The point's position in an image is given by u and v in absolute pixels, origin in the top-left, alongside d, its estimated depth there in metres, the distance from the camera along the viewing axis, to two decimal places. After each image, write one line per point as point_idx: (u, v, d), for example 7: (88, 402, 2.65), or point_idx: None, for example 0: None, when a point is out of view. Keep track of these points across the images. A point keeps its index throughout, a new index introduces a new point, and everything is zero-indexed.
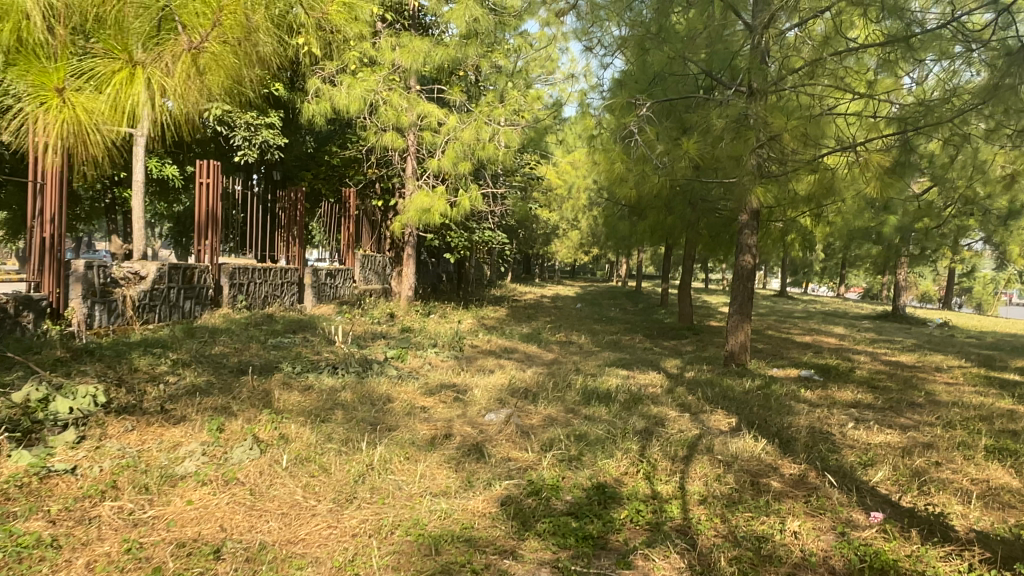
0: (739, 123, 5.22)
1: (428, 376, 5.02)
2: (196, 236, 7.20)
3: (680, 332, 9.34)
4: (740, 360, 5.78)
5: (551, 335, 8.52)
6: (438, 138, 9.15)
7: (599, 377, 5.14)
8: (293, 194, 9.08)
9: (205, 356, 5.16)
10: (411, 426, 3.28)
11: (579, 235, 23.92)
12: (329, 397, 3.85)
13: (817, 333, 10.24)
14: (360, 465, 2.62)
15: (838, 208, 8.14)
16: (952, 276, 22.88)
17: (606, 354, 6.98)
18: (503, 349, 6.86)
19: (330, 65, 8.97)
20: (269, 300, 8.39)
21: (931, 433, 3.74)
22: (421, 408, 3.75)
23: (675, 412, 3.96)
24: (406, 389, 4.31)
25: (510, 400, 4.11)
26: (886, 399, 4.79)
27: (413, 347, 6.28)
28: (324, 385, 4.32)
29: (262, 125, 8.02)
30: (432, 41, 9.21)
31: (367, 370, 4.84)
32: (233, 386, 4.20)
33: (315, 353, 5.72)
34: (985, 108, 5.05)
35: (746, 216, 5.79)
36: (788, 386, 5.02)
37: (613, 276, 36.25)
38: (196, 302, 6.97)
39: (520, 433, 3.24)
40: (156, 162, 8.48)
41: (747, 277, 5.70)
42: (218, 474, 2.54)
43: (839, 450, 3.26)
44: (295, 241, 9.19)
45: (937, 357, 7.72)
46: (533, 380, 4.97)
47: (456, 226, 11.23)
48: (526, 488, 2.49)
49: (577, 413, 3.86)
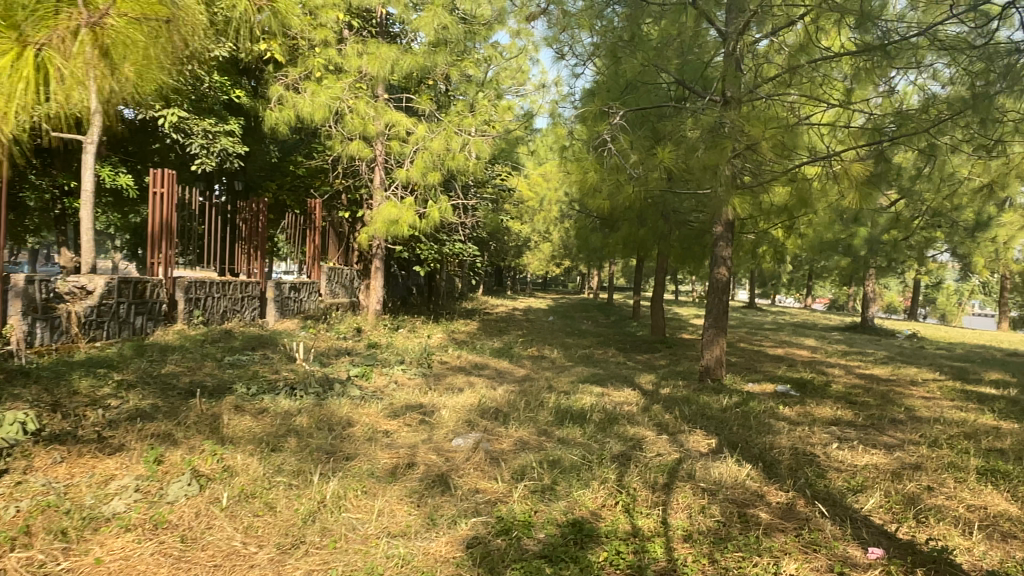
0: (715, 132, 5.09)
1: (393, 396, 4.76)
2: (150, 248, 6.86)
3: (654, 345, 9.20)
4: (716, 376, 5.60)
5: (522, 350, 8.30)
6: (406, 148, 8.93)
7: (573, 395, 4.93)
8: (255, 205, 8.77)
9: (153, 377, 4.84)
10: (370, 454, 3.03)
11: (551, 247, 23.79)
12: (284, 421, 3.57)
13: (789, 345, 10.18)
14: (311, 503, 2.36)
15: (811, 219, 8.08)
16: (916, 288, 23.23)
17: (579, 370, 6.77)
18: (472, 365, 6.61)
19: (294, 72, 8.69)
20: (228, 314, 8.04)
21: (917, 453, 3.60)
22: (383, 432, 3.49)
23: (652, 433, 3.77)
24: (368, 410, 4.04)
25: (478, 422, 3.87)
26: (867, 416, 4.66)
27: (378, 364, 6.01)
28: (280, 408, 4.03)
29: (220, 133, 7.74)
30: (400, 49, 8.99)
31: (328, 390, 4.57)
32: (181, 410, 3.90)
33: (274, 371, 5.42)
34: (961, 118, 4.99)
35: (721, 227, 5.63)
36: (766, 402, 4.86)
37: (584, 288, 36.21)
38: (148, 318, 6.62)
39: (489, 459, 3.01)
40: (109, 170, 8.06)
41: (723, 290, 5.55)
42: (148, 516, 2.26)
43: (827, 474, 3.08)
44: (256, 253, 8.87)
45: (911, 370, 7.68)
46: (503, 399, 4.74)
47: (426, 238, 10.98)
48: (495, 526, 2.26)
49: (550, 436, 3.64)
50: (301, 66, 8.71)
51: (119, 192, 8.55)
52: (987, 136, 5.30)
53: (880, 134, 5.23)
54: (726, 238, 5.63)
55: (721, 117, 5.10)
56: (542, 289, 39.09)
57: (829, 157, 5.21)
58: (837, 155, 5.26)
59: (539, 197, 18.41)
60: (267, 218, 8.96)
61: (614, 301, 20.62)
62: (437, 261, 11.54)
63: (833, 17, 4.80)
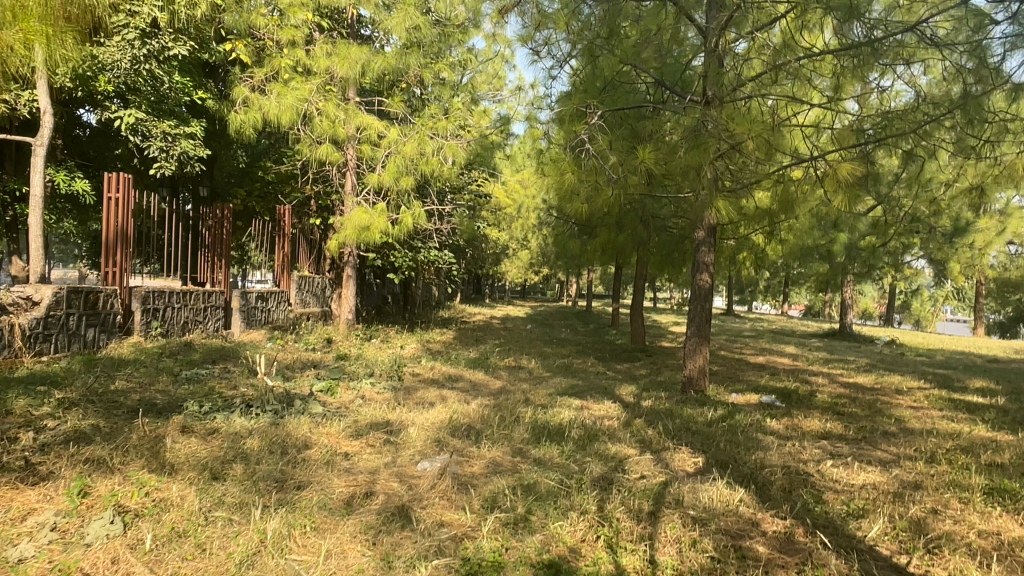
0: (696, 133, 4.88)
1: (358, 412, 4.45)
2: (103, 256, 6.48)
3: (634, 354, 8.96)
4: (699, 387, 5.34)
5: (499, 360, 8.03)
6: (378, 152, 8.65)
7: (550, 409, 4.66)
8: (219, 211, 8.41)
9: (99, 394, 4.47)
10: (326, 481, 2.73)
11: (529, 255, 23.53)
12: (234, 444, 3.26)
13: (770, 353, 10.01)
14: (248, 545, 2.07)
15: (792, 225, 7.93)
16: (891, 294, 23.36)
17: (557, 381, 6.51)
18: (445, 377, 6.32)
19: (260, 73, 8.37)
20: (189, 326, 7.65)
21: (915, 470, 3.40)
22: (344, 455, 3.20)
23: (635, 451, 3.51)
24: (330, 430, 3.73)
25: (448, 441, 3.59)
26: (857, 429, 4.45)
27: (346, 378, 5.70)
28: (232, 428, 3.71)
29: (180, 135, 7.38)
30: (370, 50, 8.72)
31: (287, 407, 4.25)
32: (122, 432, 3.55)
33: (233, 386, 5.09)
34: (950, 119, 4.84)
35: (702, 232, 5.41)
36: (753, 415, 4.64)
37: (562, 296, 35.96)
38: (102, 330, 6.23)
39: (458, 486, 2.73)
40: (64, 174, 7.64)
41: (706, 298, 5.32)
42: (54, 565, 1.94)
43: (824, 496, 2.86)
44: (221, 261, 8.49)
45: (895, 378, 7.54)
46: (477, 414, 4.46)
47: (399, 246, 10.68)
48: (460, 570, 1.98)
49: (525, 456, 3.37)
50: (267, 67, 8.40)
51: (74, 197, 8.13)
52: (975, 137, 5.15)
53: (865, 136, 5.05)
54: (709, 243, 5.40)
55: (702, 116, 4.90)
56: (520, 297, 38.83)
57: (815, 159, 5.03)
58: (822, 157, 5.07)
59: (516, 204, 18.17)
60: (232, 225, 8.60)
61: (592, 308, 20.43)
62: (412, 269, 11.24)
63: (817, 13, 4.63)
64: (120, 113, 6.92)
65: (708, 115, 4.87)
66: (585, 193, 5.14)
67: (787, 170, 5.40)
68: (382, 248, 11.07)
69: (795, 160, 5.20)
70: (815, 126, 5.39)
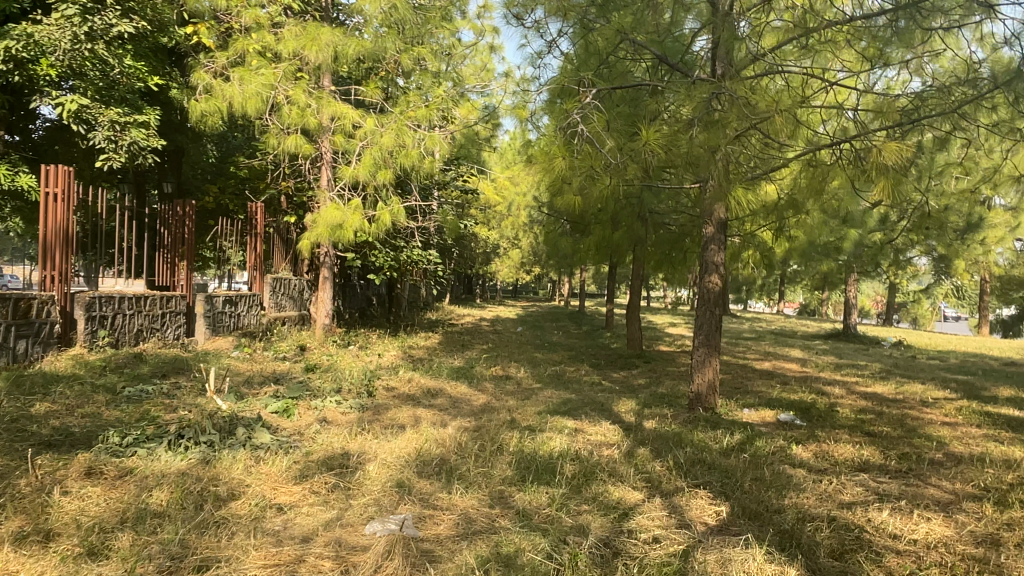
0: (706, 113, 4.25)
1: (314, 442, 3.78)
2: (39, 260, 5.74)
3: (631, 361, 8.31)
4: (708, 405, 4.69)
5: (484, 369, 7.37)
6: (353, 143, 7.98)
7: (540, 434, 4.00)
8: (180, 208, 7.68)
9: (5, 422, 3.76)
10: (240, 561, 2.07)
11: (520, 254, 22.79)
12: (141, 495, 2.58)
13: (776, 357, 9.40)
14: None
15: (802, 221, 7.32)
16: (891, 293, 22.82)
17: (548, 395, 5.84)
18: (423, 392, 5.64)
19: (222, 57, 7.69)
20: (143, 334, 6.93)
21: (985, 518, 2.78)
22: (276, 513, 2.53)
23: (643, 496, 2.86)
24: (271, 471, 3.05)
25: (414, 485, 2.93)
26: (898, 457, 3.83)
27: (309, 395, 5.03)
28: (150, 469, 3.02)
29: (131, 123, 6.64)
30: (345, 33, 8.05)
31: (227, 437, 3.57)
32: (8, 476, 2.84)
33: (173, 409, 4.39)
34: (997, 97, 4.22)
35: (710, 226, 4.76)
36: (776, 440, 4.00)
37: (554, 295, 35.18)
38: (35, 342, 5.51)
39: (415, 563, 2.07)
40: (7, 169, 6.87)
41: (716, 302, 4.65)
42: None
43: (889, 565, 2.22)
44: (182, 263, 7.77)
45: (916, 387, 6.95)
46: (454, 442, 3.79)
47: (380, 245, 10.00)
48: None
49: (508, 507, 2.70)
50: (231, 51, 7.71)
51: (20, 193, 7.37)
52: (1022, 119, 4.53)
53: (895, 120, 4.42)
54: (719, 240, 4.75)
55: (713, 90, 4.28)
56: (513, 296, 38.14)
57: (840, 143, 4.40)
58: (848, 141, 4.42)
59: (506, 202, 17.51)
60: (195, 223, 7.90)
61: (586, 308, 19.77)
62: (394, 269, 10.56)
63: None
64: (60, 100, 6.24)
65: (720, 89, 4.25)
66: (580, 182, 4.52)
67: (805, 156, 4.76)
68: (362, 247, 10.39)
69: (814, 146, 4.56)
70: (837, 108, 4.74)
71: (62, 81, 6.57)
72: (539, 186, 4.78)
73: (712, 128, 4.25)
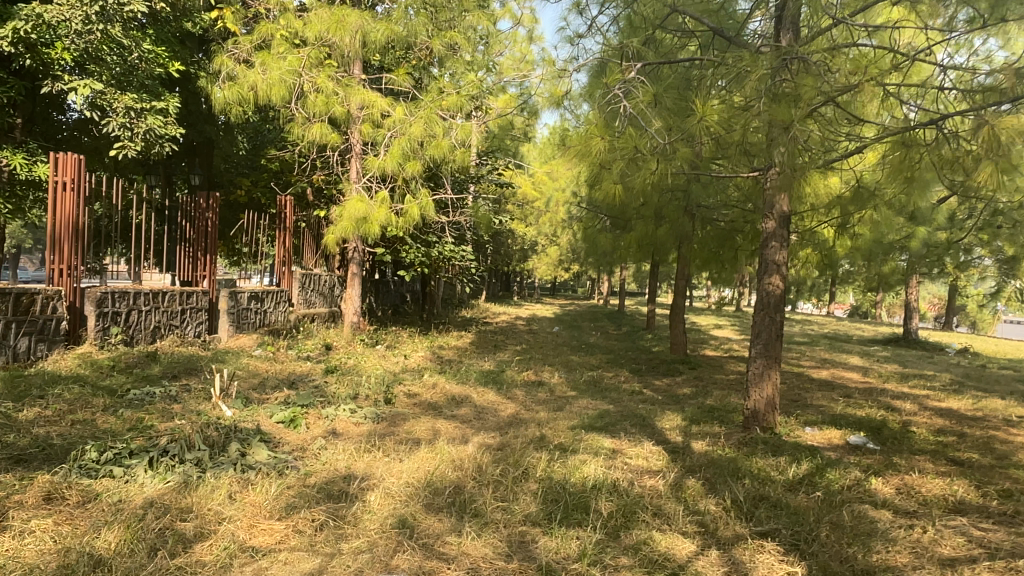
0: (773, 84, 3.69)
1: (316, 460, 3.35)
2: (48, 252, 5.45)
3: (675, 367, 7.74)
4: (767, 424, 4.14)
5: (516, 374, 6.89)
6: (381, 133, 7.57)
7: (573, 456, 3.50)
8: (202, 200, 7.39)
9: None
10: None
11: (559, 251, 22.20)
12: (89, 533, 2.17)
13: (833, 365, 8.69)
14: None
15: (868, 217, 6.64)
16: (951, 296, 21.54)
17: (584, 406, 5.32)
18: (446, 400, 5.18)
19: (246, 42, 7.35)
20: (160, 332, 6.63)
21: None
22: (245, 563, 2.09)
23: (694, 547, 2.34)
24: (256, 500, 2.62)
25: (418, 524, 2.46)
26: (998, 495, 3.20)
27: (322, 402, 4.61)
28: (119, 495, 2.62)
29: (146, 109, 6.34)
30: (373, 16, 7.64)
31: (217, 455, 3.16)
32: None
33: (171, 416, 4.02)
34: None
35: (771, 220, 4.17)
36: (849, 470, 3.42)
37: (594, 294, 34.45)
38: (40, 339, 5.22)
39: None
40: (24, 158, 6.61)
41: (777, 308, 4.08)
42: None
43: None
44: (204, 257, 7.48)
45: (997, 402, 6.22)
46: (473, 464, 3.31)
47: (411, 241, 9.59)
48: None
49: (528, 560, 2.22)
50: (256, 35, 7.39)
51: (40, 184, 7.14)
52: None
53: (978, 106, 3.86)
54: (781, 237, 4.15)
55: (784, 56, 3.71)
56: (551, 294, 37.55)
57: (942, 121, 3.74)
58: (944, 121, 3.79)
59: (544, 198, 17.00)
60: (218, 217, 7.59)
61: (626, 308, 19.13)
62: (426, 267, 10.16)
63: None
64: (73, 85, 5.96)
65: (796, 53, 3.68)
66: (623, 166, 4.03)
67: (890, 138, 4.13)
68: (393, 242, 10.00)
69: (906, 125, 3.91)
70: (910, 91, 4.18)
71: (78, 66, 6.31)
72: (577, 172, 4.29)
73: (780, 101, 3.68)
